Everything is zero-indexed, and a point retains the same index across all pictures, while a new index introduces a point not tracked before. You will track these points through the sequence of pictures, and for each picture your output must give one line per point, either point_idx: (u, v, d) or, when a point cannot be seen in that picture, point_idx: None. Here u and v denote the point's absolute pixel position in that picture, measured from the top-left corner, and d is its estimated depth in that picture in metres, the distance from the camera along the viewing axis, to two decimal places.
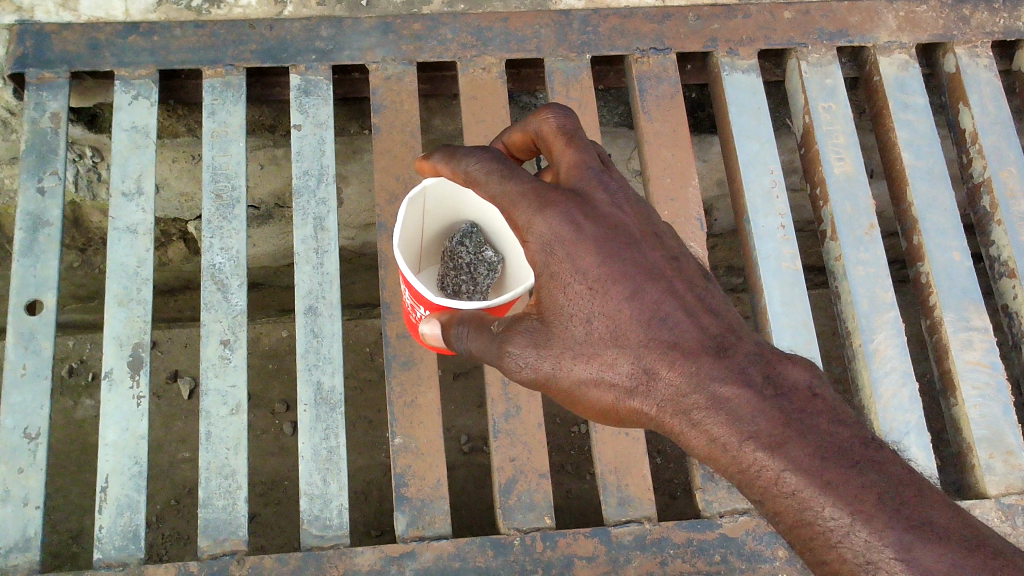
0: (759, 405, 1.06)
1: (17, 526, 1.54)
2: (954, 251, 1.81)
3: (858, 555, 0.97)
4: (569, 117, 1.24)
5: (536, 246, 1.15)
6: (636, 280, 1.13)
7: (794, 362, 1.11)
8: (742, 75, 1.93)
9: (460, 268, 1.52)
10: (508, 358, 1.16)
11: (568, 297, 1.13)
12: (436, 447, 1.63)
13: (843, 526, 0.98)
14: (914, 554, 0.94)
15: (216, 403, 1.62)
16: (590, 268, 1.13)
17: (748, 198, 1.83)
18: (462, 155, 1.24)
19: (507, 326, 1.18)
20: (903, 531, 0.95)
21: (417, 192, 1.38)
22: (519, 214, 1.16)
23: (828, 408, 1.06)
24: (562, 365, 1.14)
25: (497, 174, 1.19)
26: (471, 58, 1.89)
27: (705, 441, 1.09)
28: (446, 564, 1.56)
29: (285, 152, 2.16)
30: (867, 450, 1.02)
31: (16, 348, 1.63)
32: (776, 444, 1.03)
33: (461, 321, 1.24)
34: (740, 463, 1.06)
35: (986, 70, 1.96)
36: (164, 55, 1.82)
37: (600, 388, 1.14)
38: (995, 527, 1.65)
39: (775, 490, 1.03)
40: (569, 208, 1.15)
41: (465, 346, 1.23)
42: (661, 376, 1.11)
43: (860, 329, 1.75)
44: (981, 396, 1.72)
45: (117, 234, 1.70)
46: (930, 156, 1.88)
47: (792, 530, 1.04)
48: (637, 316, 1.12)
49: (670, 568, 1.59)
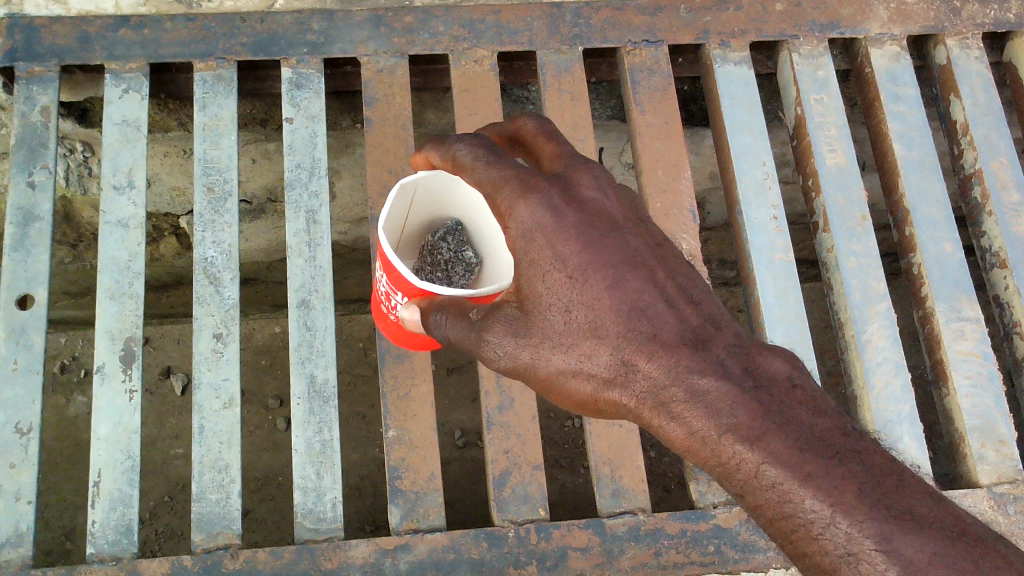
0: (739, 398, 1.07)
1: (10, 522, 1.54)
2: (946, 242, 1.82)
3: (839, 547, 0.97)
4: (544, 120, 1.29)
5: (517, 233, 1.15)
6: (616, 269, 1.13)
7: (773, 354, 1.12)
8: (734, 67, 1.93)
9: (437, 263, 1.52)
10: (486, 345, 1.16)
11: (548, 285, 1.14)
12: (430, 440, 1.63)
13: (823, 519, 0.98)
14: (895, 545, 0.94)
15: (209, 397, 1.61)
16: (571, 255, 1.13)
17: (741, 189, 1.83)
18: (451, 141, 1.23)
19: (485, 314, 1.17)
20: (883, 522, 0.96)
21: (410, 181, 1.37)
22: (502, 200, 1.16)
23: (806, 400, 1.08)
24: (540, 355, 1.14)
25: (484, 160, 1.19)
26: (463, 51, 1.88)
27: (684, 434, 1.09)
28: (440, 557, 1.56)
29: (277, 147, 2.15)
30: (846, 441, 1.04)
31: (7, 343, 1.62)
32: (755, 436, 1.04)
33: (441, 308, 1.23)
34: (719, 457, 1.07)
35: (977, 61, 1.97)
36: (155, 48, 1.82)
37: (578, 378, 1.14)
38: (987, 516, 1.65)
39: (754, 483, 1.04)
40: (552, 193, 1.16)
41: (444, 333, 1.22)
42: (640, 368, 1.11)
43: (852, 320, 1.76)
44: (974, 385, 1.73)
45: (109, 227, 1.69)
46: (922, 147, 1.89)
47: (772, 524, 1.04)
48: (616, 306, 1.12)
49: (664, 559, 1.60)
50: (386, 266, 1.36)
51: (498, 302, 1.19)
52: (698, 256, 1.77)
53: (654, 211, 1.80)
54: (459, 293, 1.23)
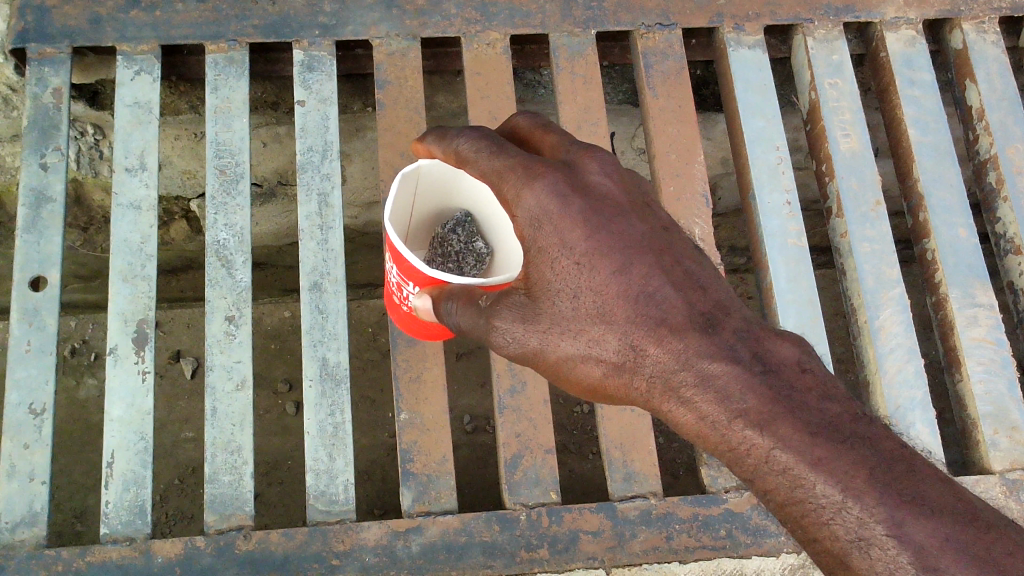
0: (749, 383, 1.07)
1: (24, 502, 1.55)
2: (960, 228, 1.81)
3: (850, 532, 0.98)
4: (536, 116, 1.28)
5: (525, 220, 1.14)
6: (623, 254, 1.12)
7: (782, 338, 1.11)
8: (748, 51, 1.92)
9: (449, 255, 1.50)
10: (496, 332, 1.15)
11: (556, 271, 1.12)
12: (441, 422, 1.63)
13: (834, 504, 0.99)
14: (906, 530, 0.95)
15: (221, 378, 1.61)
16: (577, 242, 1.12)
17: (753, 173, 1.82)
18: (454, 135, 1.25)
19: (494, 301, 1.16)
20: (895, 507, 0.96)
21: (412, 170, 1.36)
22: (508, 187, 1.16)
23: (817, 384, 1.07)
24: (549, 341, 1.13)
25: (486, 151, 1.19)
26: (476, 34, 1.88)
27: (695, 418, 1.10)
28: (452, 539, 1.57)
29: (288, 130, 2.16)
30: (857, 426, 1.03)
31: (21, 324, 1.63)
32: (765, 421, 1.04)
33: (451, 296, 1.22)
34: (730, 441, 1.07)
35: (993, 46, 1.95)
36: (166, 30, 1.81)
37: (587, 363, 1.14)
38: (999, 502, 1.65)
39: (765, 468, 1.05)
40: (557, 180, 1.14)
41: (455, 321, 1.22)
42: (650, 354, 1.10)
43: (866, 305, 1.75)
44: (987, 371, 1.73)
45: (122, 209, 1.69)
46: (936, 132, 1.88)
47: (783, 508, 1.05)
48: (624, 292, 1.11)
49: (675, 543, 1.60)
50: (396, 257, 1.34)
51: (506, 288, 1.18)
52: (710, 241, 1.76)
53: (666, 196, 1.80)
54: (469, 281, 1.20)
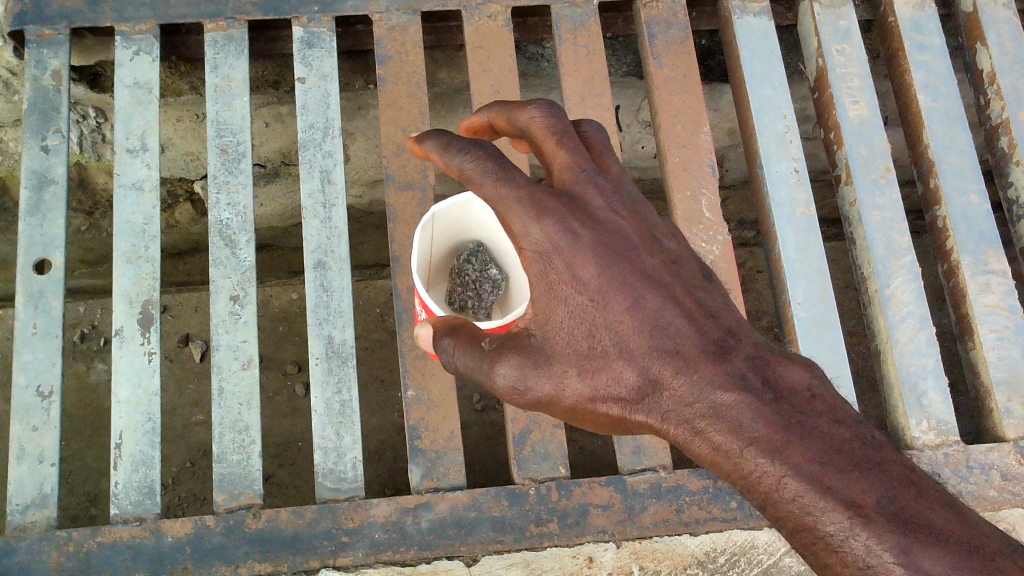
0: (760, 411, 1.02)
1: (34, 483, 1.55)
2: (972, 194, 1.78)
3: (858, 560, 0.93)
4: (556, 116, 1.19)
5: (532, 252, 1.11)
6: (635, 288, 1.10)
7: (794, 363, 1.06)
8: (753, 18, 1.89)
9: (465, 286, 1.51)
10: (500, 375, 1.11)
11: (569, 308, 1.10)
12: (448, 399, 1.63)
13: (842, 530, 0.94)
14: (913, 558, 0.90)
15: (227, 358, 1.61)
16: (590, 278, 1.09)
17: (760, 142, 1.80)
18: (459, 148, 1.15)
19: (500, 346, 1.12)
20: (902, 534, 0.91)
21: (428, 217, 1.40)
22: (513, 220, 1.11)
23: (828, 409, 1.01)
24: (562, 381, 1.10)
25: (494, 175, 1.12)
26: (476, 7, 1.85)
27: (707, 449, 1.05)
28: (462, 515, 1.56)
29: (289, 109, 2.14)
30: (867, 451, 0.98)
31: (27, 307, 1.63)
32: (777, 449, 0.99)
33: (452, 333, 1.17)
34: (742, 470, 1.02)
35: (1004, 8, 1.91)
36: (164, 9, 1.80)
37: (602, 400, 1.10)
38: (1014, 471, 1.62)
39: (776, 496, 0.99)
40: (565, 216, 1.11)
41: (451, 361, 1.16)
42: (664, 386, 1.07)
43: (876, 274, 1.72)
44: (1001, 339, 1.70)
45: (123, 191, 1.68)
46: (947, 96, 1.84)
47: (793, 537, 0.99)
48: (637, 325, 1.09)
49: (685, 515, 1.59)
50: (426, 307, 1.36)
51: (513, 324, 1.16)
52: (717, 213, 1.75)
53: (670, 167, 1.77)
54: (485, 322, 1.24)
